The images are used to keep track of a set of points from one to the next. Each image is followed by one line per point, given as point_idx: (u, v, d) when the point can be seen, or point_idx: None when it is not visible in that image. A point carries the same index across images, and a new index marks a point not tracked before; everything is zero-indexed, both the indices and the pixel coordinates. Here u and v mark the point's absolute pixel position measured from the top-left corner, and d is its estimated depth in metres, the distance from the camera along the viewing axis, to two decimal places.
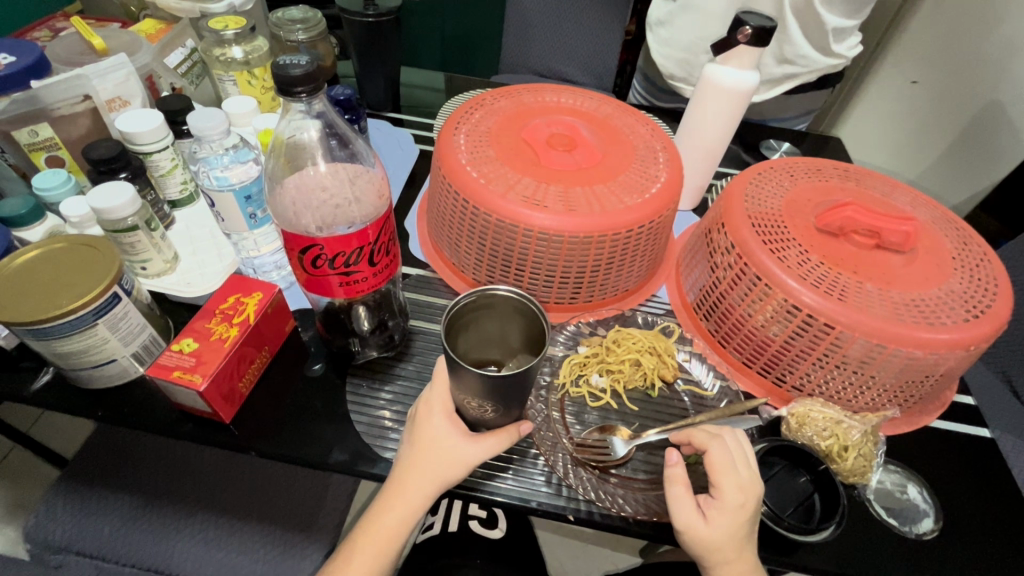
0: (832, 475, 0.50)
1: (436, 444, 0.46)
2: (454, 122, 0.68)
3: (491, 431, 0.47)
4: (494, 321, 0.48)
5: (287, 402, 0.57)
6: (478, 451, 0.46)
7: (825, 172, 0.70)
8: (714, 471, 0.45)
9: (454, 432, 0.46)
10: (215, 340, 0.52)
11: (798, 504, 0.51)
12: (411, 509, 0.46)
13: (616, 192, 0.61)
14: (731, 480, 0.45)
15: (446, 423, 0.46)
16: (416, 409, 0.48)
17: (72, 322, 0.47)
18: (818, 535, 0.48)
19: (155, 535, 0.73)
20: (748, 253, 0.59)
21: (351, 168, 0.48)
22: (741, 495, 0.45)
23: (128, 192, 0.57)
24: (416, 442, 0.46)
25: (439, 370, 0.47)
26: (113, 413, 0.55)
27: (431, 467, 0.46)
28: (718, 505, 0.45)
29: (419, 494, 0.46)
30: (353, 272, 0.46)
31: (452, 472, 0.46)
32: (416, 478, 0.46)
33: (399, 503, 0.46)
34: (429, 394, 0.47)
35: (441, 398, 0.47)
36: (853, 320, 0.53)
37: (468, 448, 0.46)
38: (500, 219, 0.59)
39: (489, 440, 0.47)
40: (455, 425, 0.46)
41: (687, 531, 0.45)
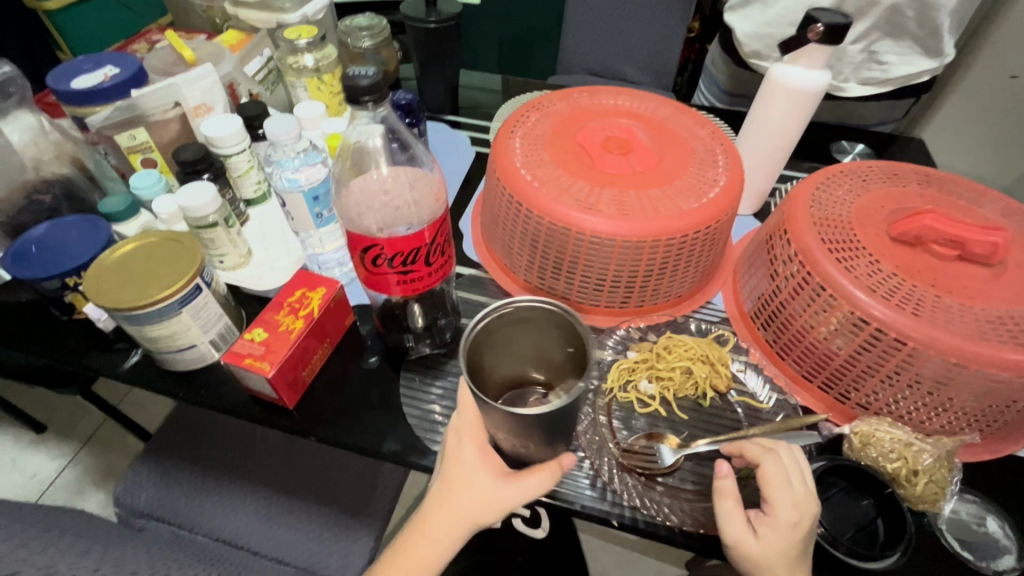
0: (899, 501, 0.47)
1: (471, 470, 0.47)
2: (511, 125, 0.69)
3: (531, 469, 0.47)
4: (528, 337, 0.51)
5: (345, 392, 0.60)
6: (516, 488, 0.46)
7: (902, 176, 0.65)
8: (766, 486, 0.44)
9: (486, 472, 0.46)
10: (282, 331, 0.55)
11: (859, 528, 0.49)
12: (452, 519, 0.47)
13: (672, 197, 0.60)
14: (786, 496, 0.43)
15: (478, 455, 0.47)
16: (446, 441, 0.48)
17: (160, 310, 0.52)
18: (881, 563, 0.46)
19: (223, 508, 0.79)
20: (812, 262, 0.56)
21: (411, 172, 0.50)
22: (797, 512, 0.43)
23: (210, 192, 0.62)
24: (449, 467, 0.47)
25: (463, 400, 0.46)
26: (192, 394, 0.61)
27: (468, 488, 0.47)
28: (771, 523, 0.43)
29: (452, 525, 0.47)
30: (410, 272, 0.48)
31: (491, 487, 0.46)
32: (450, 513, 0.47)
33: (441, 510, 0.47)
34: (457, 423, 0.47)
35: (471, 430, 0.47)
36: (928, 337, 0.50)
37: (503, 485, 0.46)
38: (552, 222, 0.60)
39: (526, 477, 0.46)
40: (487, 461, 0.47)
41: (737, 547, 0.44)
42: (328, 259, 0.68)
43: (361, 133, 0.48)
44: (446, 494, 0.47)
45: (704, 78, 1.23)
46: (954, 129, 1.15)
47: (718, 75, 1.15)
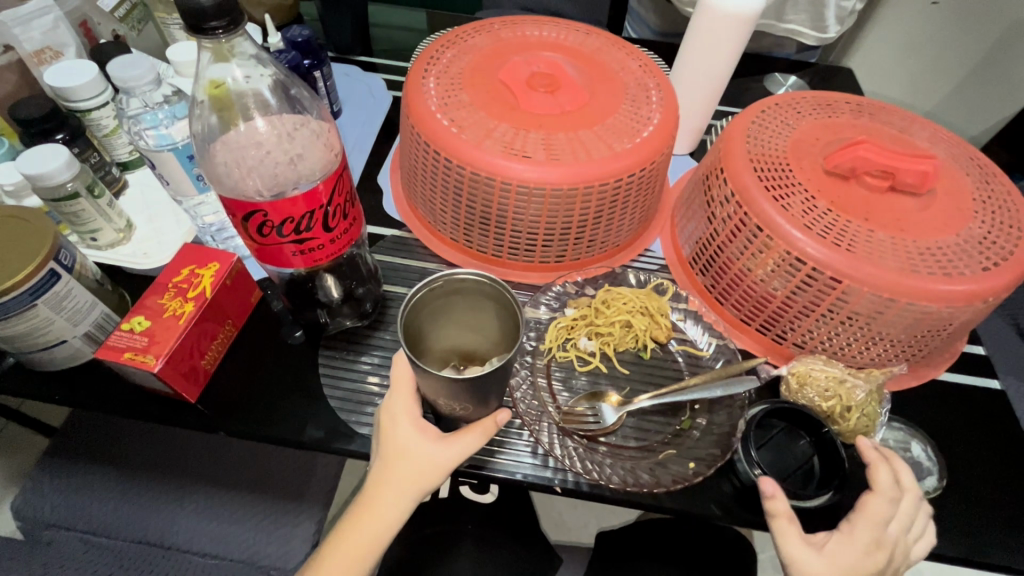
0: (835, 437, 0.47)
1: (406, 447, 0.43)
2: (423, 63, 0.61)
3: (466, 429, 0.43)
4: (466, 315, 0.44)
5: (256, 378, 0.53)
6: (453, 451, 0.42)
7: (836, 106, 0.63)
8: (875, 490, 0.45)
9: (423, 439, 0.43)
10: (168, 317, 0.48)
11: (798, 468, 0.49)
12: (392, 503, 0.43)
13: (604, 138, 0.55)
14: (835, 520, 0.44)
15: (412, 427, 0.43)
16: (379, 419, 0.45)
17: (6, 305, 0.43)
18: (817, 500, 0.46)
19: (143, 508, 0.72)
20: (749, 202, 0.53)
21: (297, 119, 0.42)
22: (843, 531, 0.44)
23: (64, 155, 0.51)
24: (384, 449, 0.43)
25: (398, 376, 0.44)
26: (73, 396, 0.52)
27: (408, 464, 0.42)
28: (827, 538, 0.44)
29: (394, 504, 0.43)
30: (308, 238, 0.41)
31: (430, 454, 0.42)
32: (387, 491, 0.43)
33: (379, 496, 0.43)
34: (389, 402, 0.44)
35: (405, 407, 0.43)
36: (862, 273, 0.49)
37: (440, 448, 0.42)
38: (475, 172, 0.54)
39: (465, 439, 0.43)
40: (423, 431, 0.43)
41: (795, 564, 0.43)
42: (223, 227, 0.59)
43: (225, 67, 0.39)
44: (385, 476, 0.43)
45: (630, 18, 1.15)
46: None
47: (648, 17, 1.09)
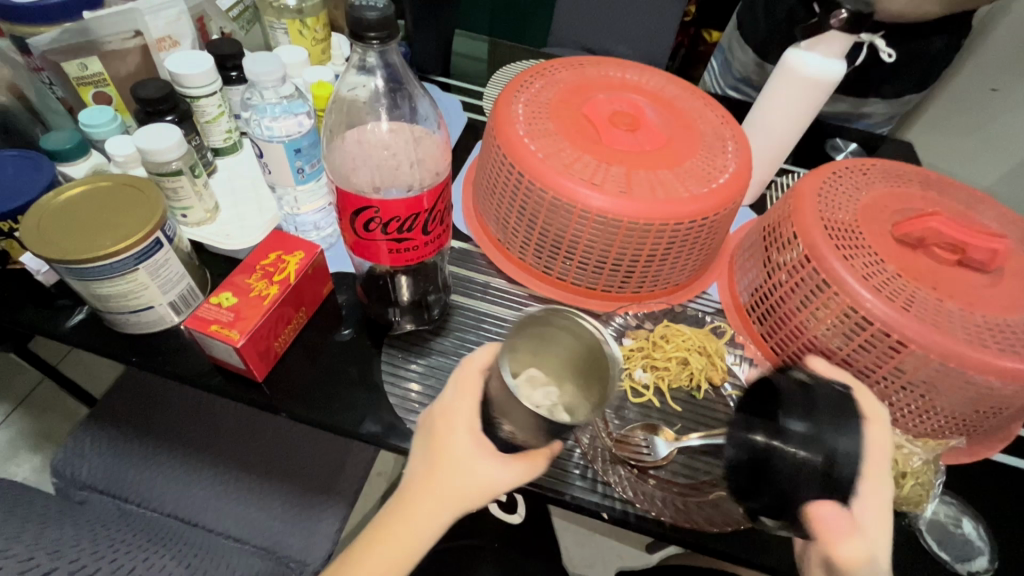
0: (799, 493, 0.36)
1: (461, 456, 0.42)
2: (513, 90, 0.64)
3: (522, 456, 0.42)
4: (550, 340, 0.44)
5: (320, 366, 0.55)
6: (509, 473, 0.42)
7: (905, 176, 0.65)
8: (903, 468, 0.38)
9: (480, 452, 0.42)
10: (254, 296, 0.50)
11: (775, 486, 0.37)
12: (434, 511, 0.43)
13: (682, 180, 0.57)
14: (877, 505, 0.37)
15: (470, 438, 0.42)
16: (435, 419, 0.44)
17: (113, 265, 0.46)
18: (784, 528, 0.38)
19: (175, 482, 0.73)
20: (816, 257, 0.55)
21: (414, 127, 0.48)
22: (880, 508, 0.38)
23: (176, 135, 0.55)
24: (437, 452, 0.43)
25: (463, 378, 0.43)
26: (147, 359, 0.55)
27: (460, 471, 0.42)
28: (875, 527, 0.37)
29: (435, 515, 0.42)
30: (404, 240, 0.43)
31: (483, 474, 0.42)
32: (432, 497, 0.42)
33: (423, 501, 0.43)
34: (454, 405, 0.43)
35: (467, 414, 0.43)
36: (929, 340, 0.49)
37: (496, 466, 0.42)
38: (555, 197, 0.56)
39: (521, 464, 0.42)
40: (481, 444, 0.43)
41: None
42: (306, 220, 0.62)
43: (347, 83, 0.46)
44: (432, 479, 0.43)
45: (717, 56, 1.16)
46: (934, 137, 1.17)
47: (733, 62, 1.07)
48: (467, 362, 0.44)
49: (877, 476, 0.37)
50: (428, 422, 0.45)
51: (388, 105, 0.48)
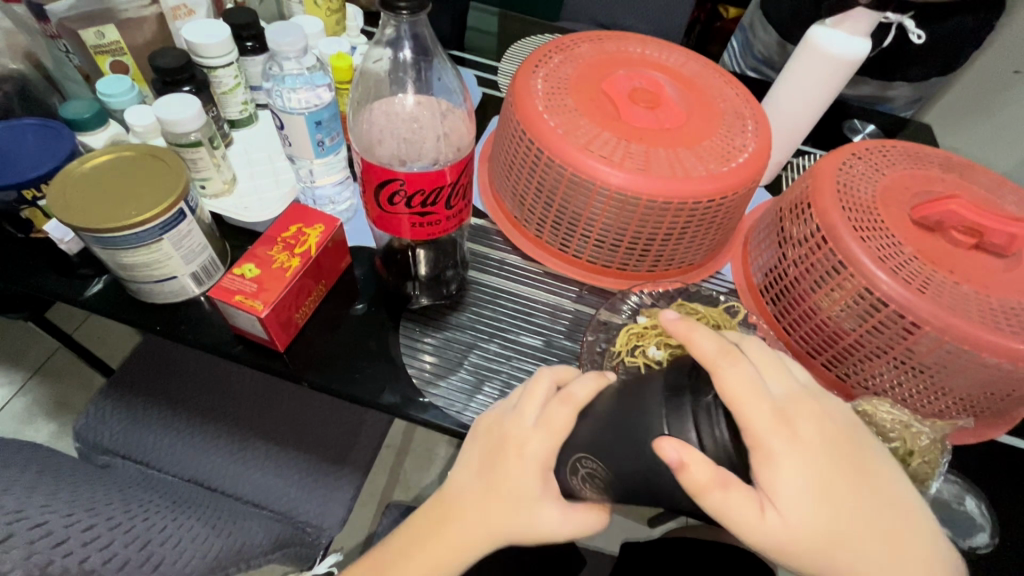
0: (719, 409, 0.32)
1: (527, 495, 0.42)
2: (532, 64, 0.64)
3: (584, 506, 0.43)
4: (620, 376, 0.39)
5: (339, 338, 0.56)
6: (569, 524, 0.42)
7: (925, 158, 0.64)
8: (784, 424, 0.35)
9: (546, 494, 0.43)
10: (276, 268, 0.51)
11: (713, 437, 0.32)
12: (479, 535, 0.44)
13: (702, 159, 0.57)
14: (799, 473, 0.35)
15: (539, 478, 0.42)
16: (503, 448, 0.44)
17: (139, 235, 0.47)
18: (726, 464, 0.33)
19: (195, 449, 0.75)
20: (834, 238, 0.55)
21: (439, 101, 0.48)
22: (806, 472, 0.36)
23: (195, 106, 0.55)
24: (497, 480, 0.43)
25: (551, 419, 0.41)
26: (170, 329, 0.56)
27: (517, 507, 0.43)
28: (811, 496, 0.36)
29: (477, 536, 0.44)
30: (429, 214, 0.44)
31: (542, 516, 0.42)
32: (477, 519, 0.44)
33: (471, 521, 0.44)
34: (530, 442, 0.42)
35: (542, 460, 0.42)
36: (942, 322, 0.50)
37: (556, 516, 0.43)
38: (574, 174, 0.56)
39: (581, 515, 0.43)
40: (547, 485, 0.42)
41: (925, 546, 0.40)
42: (323, 194, 0.62)
43: (372, 53, 0.47)
44: (487, 504, 0.44)
45: (737, 32, 1.14)
46: (951, 120, 1.16)
47: (755, 42, 1.06)
48: (568, 396, 0.41)
49: (758, 439, 0.35)
50: (495, 443, 0.45)
51: (411, 75, 0.48)
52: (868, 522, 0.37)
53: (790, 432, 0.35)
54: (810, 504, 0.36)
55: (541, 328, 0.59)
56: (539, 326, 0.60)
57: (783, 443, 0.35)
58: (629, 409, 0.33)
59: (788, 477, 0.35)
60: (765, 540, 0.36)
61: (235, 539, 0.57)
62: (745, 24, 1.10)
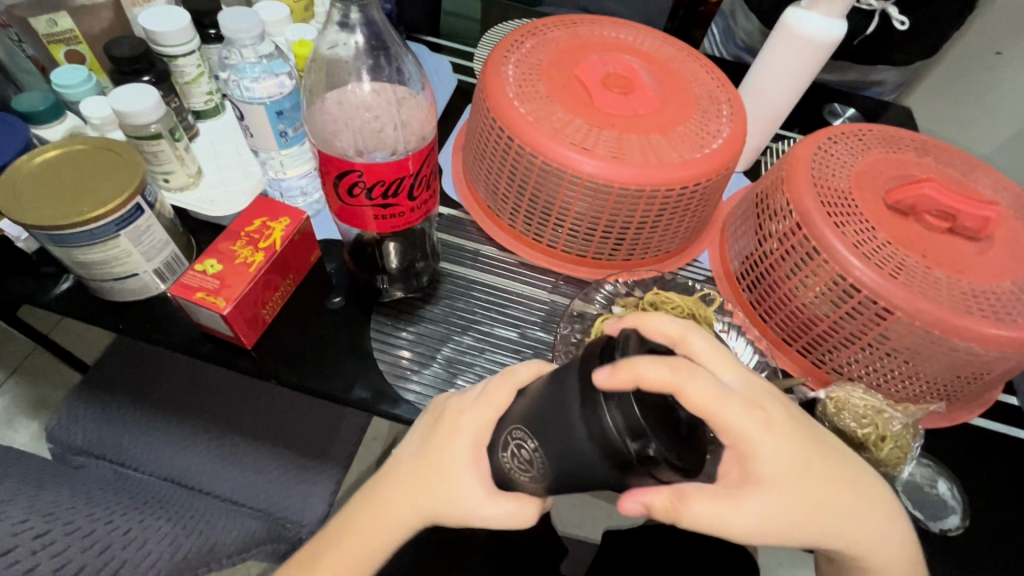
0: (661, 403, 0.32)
1: (450, 465, 0.41)
2: (503, 49, 0.62)
3: (511, 495, 0.40)
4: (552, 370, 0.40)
5: (310, 333, 0.55)
6: (486, 505, 0.40)
7: (901, 142, 0.64)
8: (758, 409, 0.36)
9: (473, 469, 0.41)
10: (239, 264, 0.49)
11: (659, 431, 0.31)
12: (405, 503, 0.44)
13: (675, 145, 0.56)
14: (781, 458, 0.37)
15: (469, 450, 0.41)
16: (444, 419, 0.44)
17: (94, 232, 0.45)
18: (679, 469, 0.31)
19: (171, 447, 0.74)
20: (808, 224, 0.54)
21: (400, 89, 0.46)
22: (790, 458, 0.37)
23: (154, 97, 0.53)
24: (431, 449, 0.43)
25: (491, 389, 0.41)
26: (135, 327, 0.55)
27: (441, 477, 0.42)
28: (790, 477, 0.37)
29: (400, 503, 0.44)
30: (390, 205, 0.43)
31: (463, 488, 0.41)
32: (404, 485, 0.44)
33: (398, 486, 0.44)
34: (466, 412, 0.42)
35: (474, 430, 0.41)
36: (914, 307, 0.50)
37: (477, 496, 0.40)
38: (545, 162, 0.55)
39: (504, 503, 0.40)
40: (477, 461, 0.41)
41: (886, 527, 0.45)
42: (291, 185, 0.61)
43: (325, 39, 0.46)
44: (417, 471, 0.43)
45: (718, 18, 1.11)
46: (933, 103, 1.15)
47: (737, 29, 1.04)
48: (511, 372, 0.42)
49: (736, 432, 0.36)
50: (438, 415, 0.45)
51: (368, 61, 0.47)
52: (843, 495, 0.39)
53: (765, 418, 0.36)
54: (793, 487, 0.37)
55: (515, 319, 0.59)
56: (513, 317, 0.59)
57: (757, 433, 0.36)
58: (554, 394, 0.34)
59: (771, 464, 0.36)
60: (751, 528, 0.37)
61: (209, 538, 0.56)
62: (725, 11, 1.09)
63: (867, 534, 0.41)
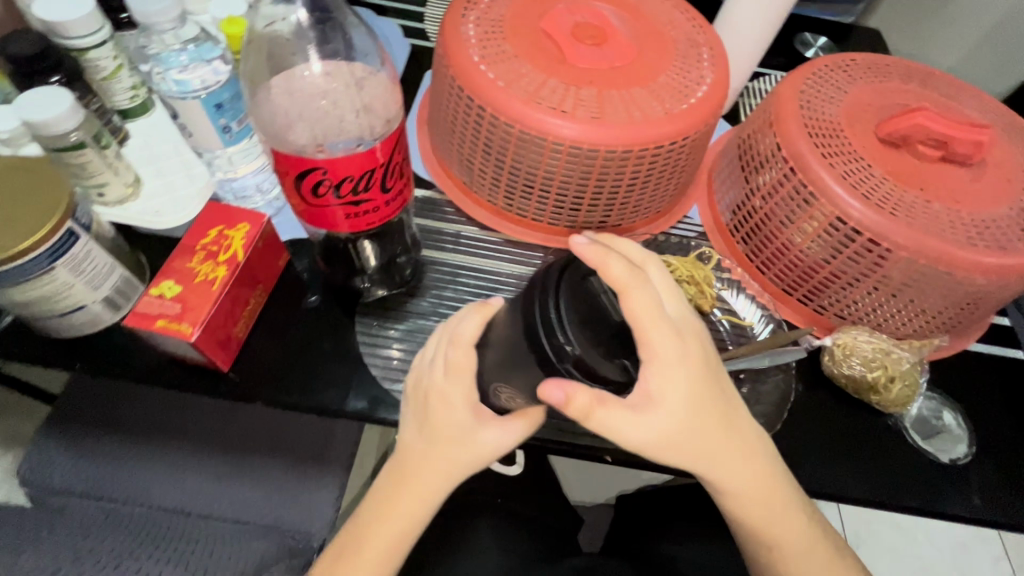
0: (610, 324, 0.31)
1: (459, 432, 0.41)
2: (460, 7, 0.56)
3: (514, 414, 0.41)
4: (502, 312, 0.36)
5: (291, 345, 0.51)
6: (503, 437, 0.41)
7: (886, 70, 0.61)
8: (681, 338, 0.36)
9: (478, 421, 0.41)
10: (200, 282, 0.44)
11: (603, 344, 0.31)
12: (433, 481, 0.43)
13: (659, 98, 0.52)
14: (679, 383, 0.37)
15: (468, 414, 0.40)
16: (424, 396, 0.41)
17: (24, 267, 0.40)
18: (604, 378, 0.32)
19: (157, 474, 0.70)
20: (802, 168, 0.52)
21: (359, 67, 0.41)
22: (689, 388, 0.37)
23: (68, 100, 0.46)
24: (433, 428, 0.41)
25: (457, 362, 0.38)
26: (95, 363, 0.49)
27: (458, 446, 0.41)
28: (682, 401, 0.38)
29: (432, 487, 0.43)
30: (362, 202, 0.38)
31: (485, 439, 0.41)
32: (425, 468, 0.42)
33: (419, 470, 0.43)
34: (444, 387, 0.39)
35: (461, 394, 0.39)
36: (916, 244, 0.48)
37: (495, 434, 0.41)
38: (522, 131, 0.50)
39: (516, 424, 0.41)
40: (478, 413, 0.41)
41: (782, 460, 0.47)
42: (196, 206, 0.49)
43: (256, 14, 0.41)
44: (429, 452, 0.42)
45: None
46: None
47: None
48: (456, 338, 0.38)
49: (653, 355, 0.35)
50: (416, 395, 0.42)
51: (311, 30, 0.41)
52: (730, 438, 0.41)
53: (683, 346, 0.36)
54: (689, 419, 0.39)
55: None
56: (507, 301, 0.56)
57: (666, 358, 0.35)
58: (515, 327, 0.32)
59: (670, 386, 0.37)
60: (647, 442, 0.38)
61: None
62: None
63: (739, 473, 0.43)
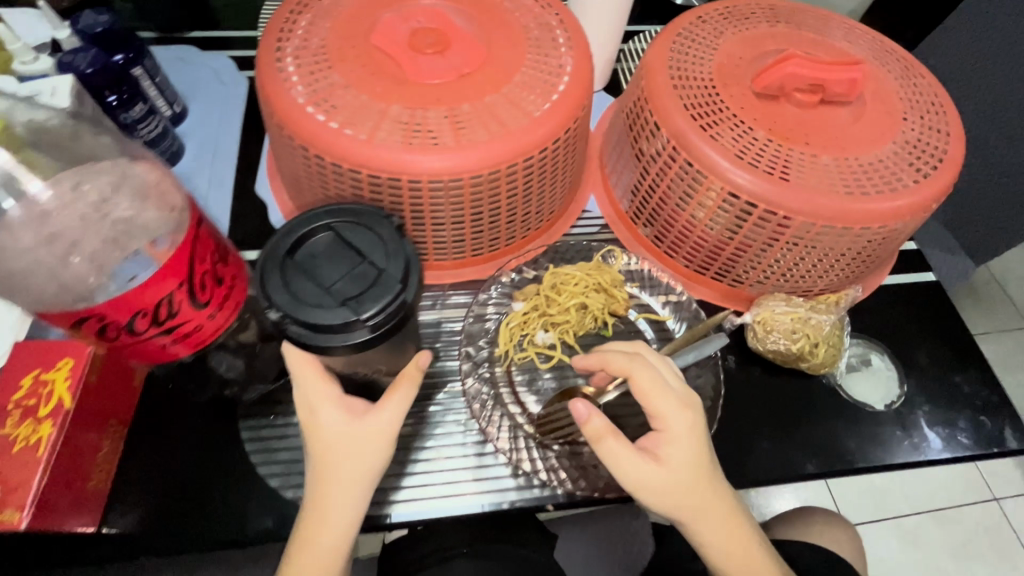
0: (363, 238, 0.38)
1: (329, 429, 0.37)
2: (273, 39, 0.48)
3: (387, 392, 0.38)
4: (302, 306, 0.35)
5: (170, 478, 0.44)
6: (388, 415, 0.37)
7: (752, 13, 0.57)
8: (688, 408, 0.38)
9: (346, 412, 0.37)
10: (21, 451, 0.37)
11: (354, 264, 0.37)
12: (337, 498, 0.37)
13: (519, 101, 0.47)
14: (689, 445, 0.38)
15: (331, 399, 0.37)
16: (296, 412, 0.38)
17: None
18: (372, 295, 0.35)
19: None
20: (686, 144, 0.48)
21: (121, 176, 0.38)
22: (697, 450, 0.39)
23: None
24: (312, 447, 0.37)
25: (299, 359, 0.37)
26: None
27: (334, 445, 0.37)
28: (689, 457, 0.38)
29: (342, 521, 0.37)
30: (177, 325, 0.40)
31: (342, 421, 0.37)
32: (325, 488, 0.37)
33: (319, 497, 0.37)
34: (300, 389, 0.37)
35: (317, 386, 0.37)
36: (812, 203, 0.46)
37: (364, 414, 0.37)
38: (374, 173, 0.44)
39: (393, 399, 0.37)
40: (345, 406, 0.37)
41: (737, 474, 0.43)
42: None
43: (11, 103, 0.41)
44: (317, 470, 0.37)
45: None
46: None
47: None
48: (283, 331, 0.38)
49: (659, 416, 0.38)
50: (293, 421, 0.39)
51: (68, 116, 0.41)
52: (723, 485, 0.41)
53: (693, 415, 0.39)
54: (692, 480, 0.39)
55: None
56: None
57: (674, 419, 0.38)
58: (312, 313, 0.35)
59: (677, 447, 0.38)
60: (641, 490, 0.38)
61: None
62: None
63: (717, 518, 0.40)
